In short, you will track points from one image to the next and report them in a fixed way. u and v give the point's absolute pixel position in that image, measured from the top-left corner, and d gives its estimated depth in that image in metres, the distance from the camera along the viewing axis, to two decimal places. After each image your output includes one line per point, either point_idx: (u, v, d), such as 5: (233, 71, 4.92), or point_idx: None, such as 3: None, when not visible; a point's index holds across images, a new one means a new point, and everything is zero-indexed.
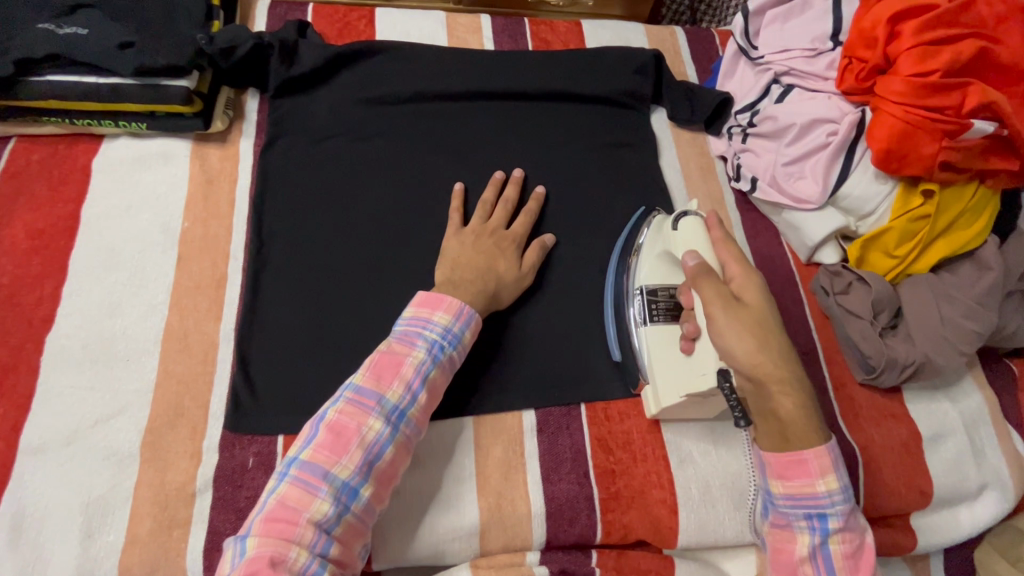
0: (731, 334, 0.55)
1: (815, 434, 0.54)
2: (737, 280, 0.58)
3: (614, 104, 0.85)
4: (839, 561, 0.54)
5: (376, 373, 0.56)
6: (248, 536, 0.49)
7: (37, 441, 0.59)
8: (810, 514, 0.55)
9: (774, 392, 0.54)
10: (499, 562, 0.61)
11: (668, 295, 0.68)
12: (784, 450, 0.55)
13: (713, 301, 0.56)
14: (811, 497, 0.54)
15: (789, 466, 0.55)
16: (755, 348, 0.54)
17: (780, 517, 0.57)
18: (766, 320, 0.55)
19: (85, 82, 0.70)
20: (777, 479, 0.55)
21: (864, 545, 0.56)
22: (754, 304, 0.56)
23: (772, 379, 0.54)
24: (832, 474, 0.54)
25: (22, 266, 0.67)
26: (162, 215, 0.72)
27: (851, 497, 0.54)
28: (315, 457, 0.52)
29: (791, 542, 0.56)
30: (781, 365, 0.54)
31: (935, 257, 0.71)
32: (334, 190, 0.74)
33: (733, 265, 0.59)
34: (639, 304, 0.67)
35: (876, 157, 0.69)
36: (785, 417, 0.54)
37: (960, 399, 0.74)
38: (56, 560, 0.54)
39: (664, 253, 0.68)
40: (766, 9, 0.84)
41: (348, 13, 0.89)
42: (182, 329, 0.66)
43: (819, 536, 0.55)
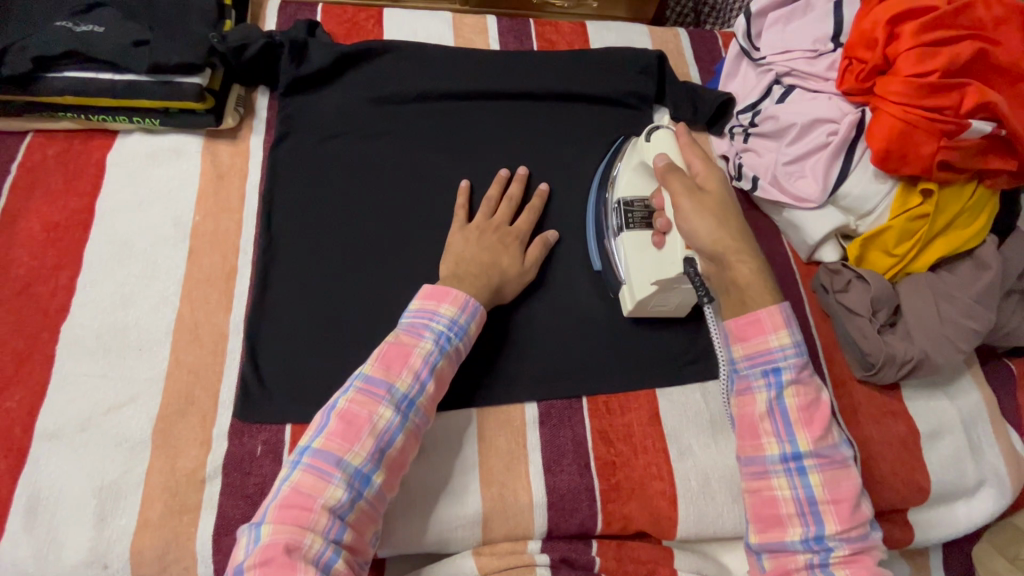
0: (692, 215, 0.60)
1: (769, 295, 0.58)
2: (700, 174, 0.63)
3: (617, 103, 0.86)
4: (795, 414, 0.55)
5: (385, 364, 0.57)
6: (263, 524, 0.50)
7: (52, 427, 0.60)
8: (765, 369, 0.57)
9: (731, 261, 0.59)
10: (501, 550, 0.62)
11: (644, 207, 0.72)
12: (742, 313, 0.58)
13: (678, 191, 0.62)
14: (765, 352, 0.56)
15: (747, 327, 0.57)
16: (713, 225, 0.59)
17: (740, 381, 0.58)
18: (725, 204, 0.61)
19: (101, 78, 0.72)
20: (736, 341, 0.58)
21: (820, 402, 0.56)
22: (715, 192, 0.62)
23: (728, 250, 0.59)
24: (785, 330, 0.56)
25: (37, 258, 0.68)
26: (173, 209, 0.73)
27: (803, 353, 0.56)
28: (327, 446, 0.53)
29: (752, 403, 0.57)
30: (738, 237, 0.59)
31: (933, 256, 0.72)
32: (342, 185, 0.76)
33: (696, 162, 0.64)
34: (616, 215, 0.72)
35: (876, 156, 0.70)
36: (742, 282, 0.58)
37: (959, 397, 0.74)
38: (69, 543, 0.56)
39: (639, 165, 0.73)
40: (768, 11, 0.85)
41: (357, 13, 0.91)
42: (193, 321, 0.67)
43: (775, 391, 0.56)
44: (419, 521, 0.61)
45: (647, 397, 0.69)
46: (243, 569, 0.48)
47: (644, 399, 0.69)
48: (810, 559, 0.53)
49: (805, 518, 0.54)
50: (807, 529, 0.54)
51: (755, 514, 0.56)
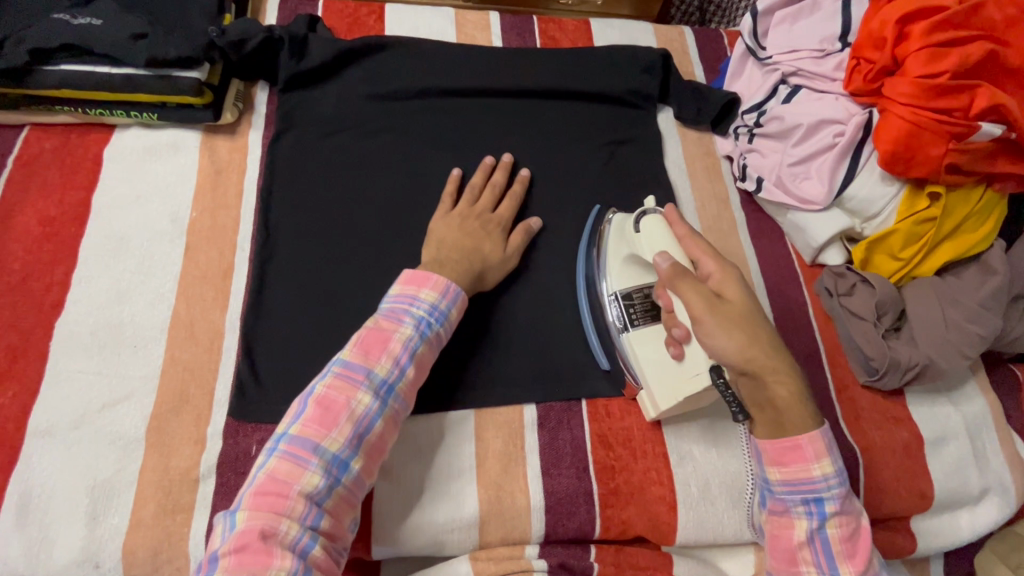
0: (721, 333, 0.55)
1: (809, 415, 0.55)
2: (716, 279, 0.58)
3: (621, 102, 0.85)
4: (837, 545, 0.55)
5: (364, 350, 0.57)
6: (238, 510, 0.49)
7: (45, 424, 0.60)
8: (806, 499, 0.55)
9: (770, 382, 0.54)
10: (498, 555, 0.62)
11: (643, 296, 0.68)
12: (781, 435, 0.55)
13: (697, 303, 0.56)
14: (807, 481, 0.55)
15: (786, 451, 0.55)
16: (745, 343, 0.54)
17: (777, 503, 0.57)
18: (750, 314, 0.56)
19: (99, 71, 0.71)
20: (774, 466, 0.56)
21: (861, 528, 0.56)
22: (736, 300, 0.57)
23: (765, 370, 0.54)
24: (827, 457, 0.55)
25: (32, 252, 0.68)
26: (171, 204, 0.73)
27: (846, 482, 0.55)
28: (304, 431, 0.52)
29: (791, 528, 0.56)
30: (772, 354, 0.55)
31: (940, 261, 0.71)
32: (342, 183, 0.75)
33: (707, 262, 0.59)
34: (616, 309, 0.67)
35: (883, 158, 0.69)
36: (782, 406, 0.55)
37: (963, 402, 0.73)
38: (62, 541, 0.55)
39: (631, 255, 0.68)
40: (775, 10, 0.84)
41: (359, 8, 0.90)
42: (189, 318, 0.67)
43: (817, 521, 0.55)
44: (415, 523, 0.61)
45: None
46: (217, 556, 0.47)
47: None
48: None
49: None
50: None
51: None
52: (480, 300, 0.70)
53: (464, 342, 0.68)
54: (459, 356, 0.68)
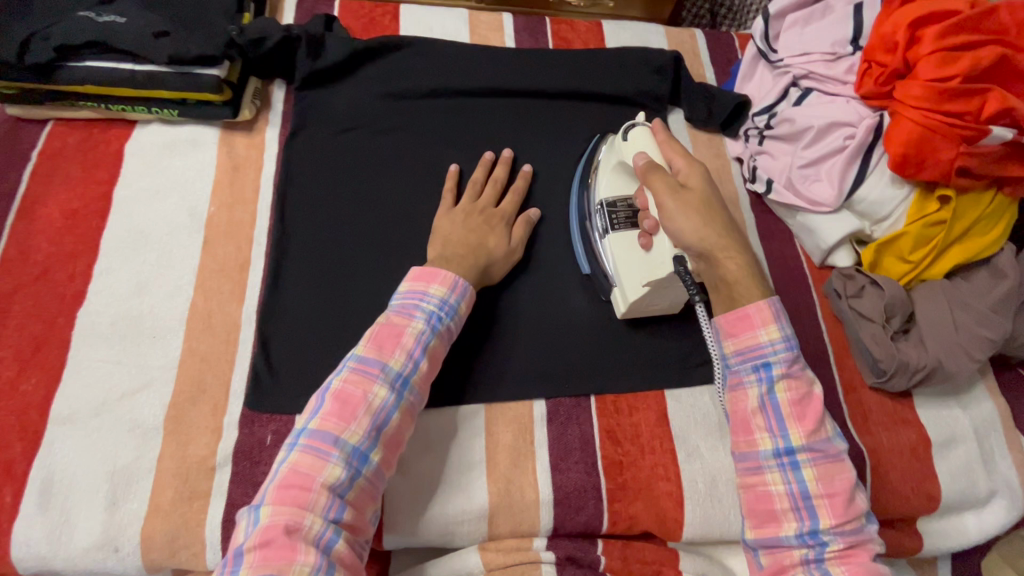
0: (677, 214, 0.60)
1: (759, 291, 0.58)
2: (682, 171, 0.63)
3: (631, 103, 0.86)
4: (787, 408, 0.55)
5: (378, 344, 0.58)
6: (263, 506, 0.50)
7: (67, 411, 0.61)
8: (756, 365, 0.56)
9: (719, 258, 0.59)
10: (507, 546, 0.62)
11: (627, 206, 0.71)
12: (732, 309, 0.58)
13: (661, 190, 0.61)
14: (755, 347, 0.56)
15: (737, 323, 0.57)
16: (699, 224, 0.59)
17: (732, 376, 0.58)
18: (709, 201, 0.61)
19: (121, 68, 0.73)
20: (726, 337, 0.58)
21: (813, 396, 0.56)
22: (697, 189, 0.61)
23: (715, 248, 0.59)
24: (774, 325, 0.56)
25: (55, 244, 0.69)
26: (189, 199, 0.74)
27: (794, 346, 0.56)
28: (324, 425, 0.53)
29: (744, 399, 0.57)
30: (724, 234, 0.59)
31: (950, 263, 0.71)
32: (356, 178, 0.76)
33: (677, 159, 0.63)
34: (600, 216, 0.71)
35: (893, 161, 0.69)
36: (731, 278, 0.58)
37: (971, 406, 0.74)
38: (82, 525, 0.57)
39: (618, 165, 0.72)
40: (786, 13, 0.84)
41: (374, 8, 0.92)
42: (206, 309, 0.68)
43: (766, 386, 0.56)
44: (425, 513, 0.62)
45: (655, 397, 0.69)
46: (242, 551, 0.48)
47: (652, 399, 0.69)
48: (805, 554, 0.52)
49: (799, 512, 0.53)
50: (802, 523, 0.53)
51: (750, 511, 0.55)
52: (491, 296, 0.71)
53: (475, 338, 0.69)
54: (470, 350, 0.69)
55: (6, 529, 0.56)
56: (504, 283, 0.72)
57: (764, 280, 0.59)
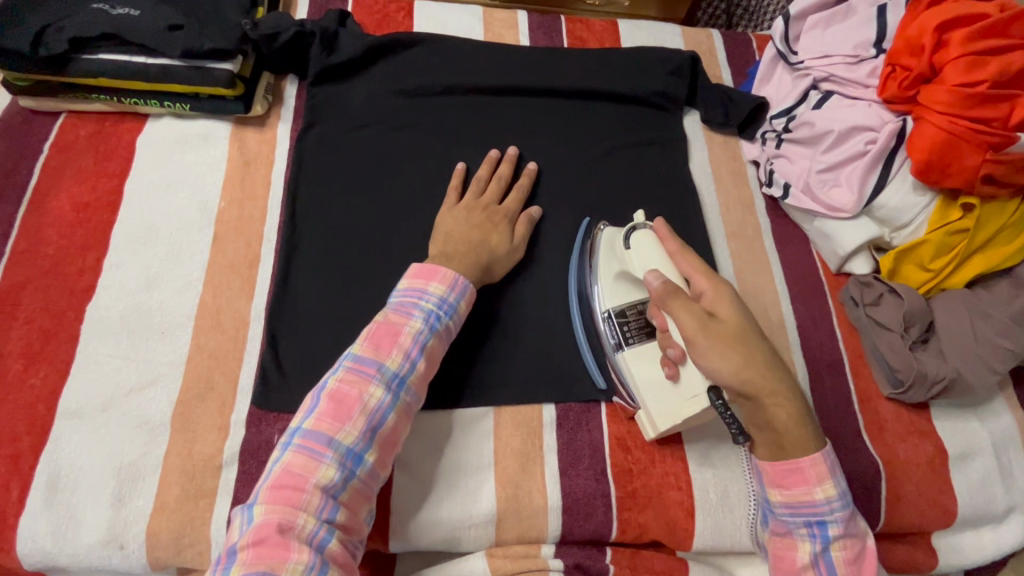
0: (714, 355, 0.54)
1: (811, 439, 0.54)
2: (708, 296, 0.57)
3: (647, 103, 0.85)
4: (841, 568, 0.54)
5: (375, 344, 0.57)
6: (256, 504, 0.49)
7: (74, 405, 0.61)
8: (809, 520, 0.54)
9: (768, 404, 0.54)
10: (514, 553, 0.62)
11: (637, 313, 0.67)
12: (781, 458, 0.55)
13: (690, 326, 0.55)
14: (810, 504, 0.54)
15: (787, 474, 0.54)
16: (740, 366, 0.54)
17: (779, 523, 0.56)
18: (744, 333, 0.55)
19: (134, 61, 0.72)
20: (775, 487, 0.55)
21: (864, 550, 0.55)
22: (729, 319, 0.56)
23: (762, 392, 0.54)
24: (829, 481, 0.54)
25: (66, 237, 0.69)
26: (200, 193, 0.74)
27: (849, 504, 0.54)
28: (318, 426, 0.53)
29: (793, 550, 0.55)
30: (768, 376, 0.54)
31: (971, 273, 0.70)
32: (367, 177, 0.75)
33: (699, 279, 0.58)
34: (610, 329, 0.66)
35: (916, 167, 0.68)
36: (780, 427, 0.54)
37: (990, 418, 0.72)
38: (88, 521, 0.57)
39: (621, 272, 0.67)
40: (808, 14, 0.82)
41: (388, 4, 0.91)
42: (215, 306, 0.67)
43: (820, 543, 0.54)
44: (433, 515, 0.61)
45: None
46: (236, 549, 0.47)
47: None
48: None
49: None
50: None
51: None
52: (502, 300, 0.70)
53: (485, 340, 0.68)
54: (479, 353, 0.68)
55: (13, 523, 0.56)
56: (516, 287, 0.71)
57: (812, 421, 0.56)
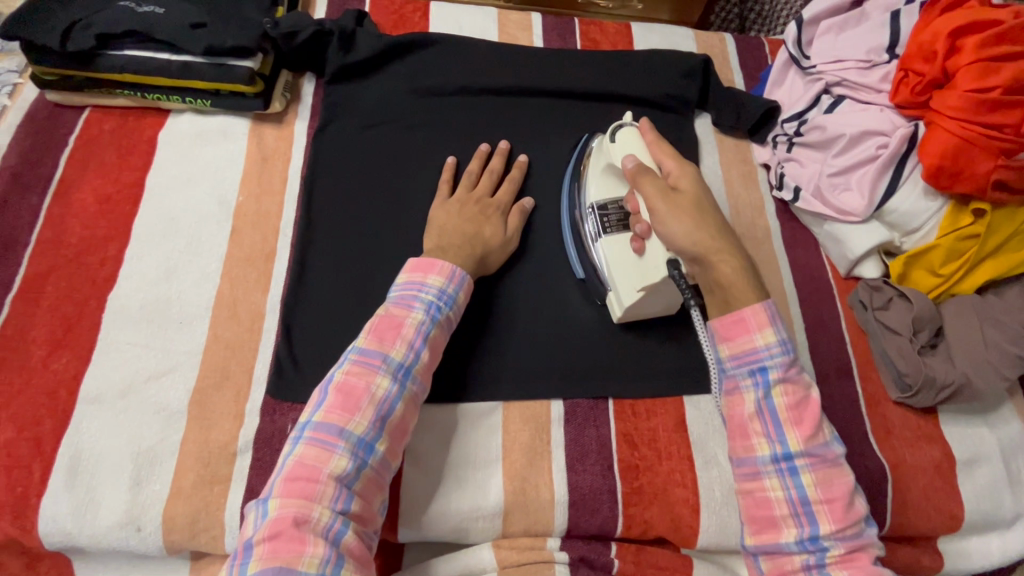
0: (668, 218, 0.58)
1: (754, 295, 0.55)
2: (673, 173, 0.60)
3: (659, 105, 0.85)
4: (784, 413, 0.53)
5: (378, 336, 0.58)
6: (271, 499, 0.50)
7: (95, 392, 0.63)
8: (751, 369, 0.54)
9: (713, 261, 0.56)
10: (520, 545, 0.63)
11: (618, 209, 0.71)
12: (727, 312, 0.55)
13: (651, 193, 0.59)
14: (750, 351, 0.54)
15: (731, 326, 0.54)
16: (690, 226, 0.57)
17: (728, 380, 0.55)
18: (701, 202, 0.58)
19: (158, 58, 0.74)
20: (721, 341, 0.55)
21: (810, 400, 0.53)
22: (689, 190, 0.59)
23: (709, 251, 0.56)
24: (769, 328, 0.54)
25: (89, 229, 0.71)
26: (219, 188, 0.75)
27: (791, 350, 0.53)
28: (328, 418, 0.54)
29: (740, 404, 0.54)
30: (718, 236, 0.57)
31: (981, 278, 0.70)
32: (381, 173, 0.77)
33: (667, 160, 0.61)
34: (592, 220, 0.71)
35: (927, 172, 0.68)
36: (726, 283, 0.55)
37: (999, 425, 0.72)
38: (107, 503, 0.58)
39: (607, 167, 0.71)
40: (821, 19, 0.83)
41: (404, 5, 0.92)
42: (232, 297, 0.69)
43: (763, 390, 0.53)
44: (441, 506, 0.62)
45: (674, 402, 0.69)
46: (252, 544, 0.49)
47: (671, 405, 0.68)
48: (807, 560, 0.50)
49: (799, 518, 0.51)
50: (801, 529, 0.51)
51: (749, 517, 0.54)
52: (512, 296, 0.72)
53: (495, 336, 0.70)
54: (489, 348, 0.69)
55: (34, 504, 0.58)
56: (526, 285, 0.73)
57: (761, 283, 0.56)
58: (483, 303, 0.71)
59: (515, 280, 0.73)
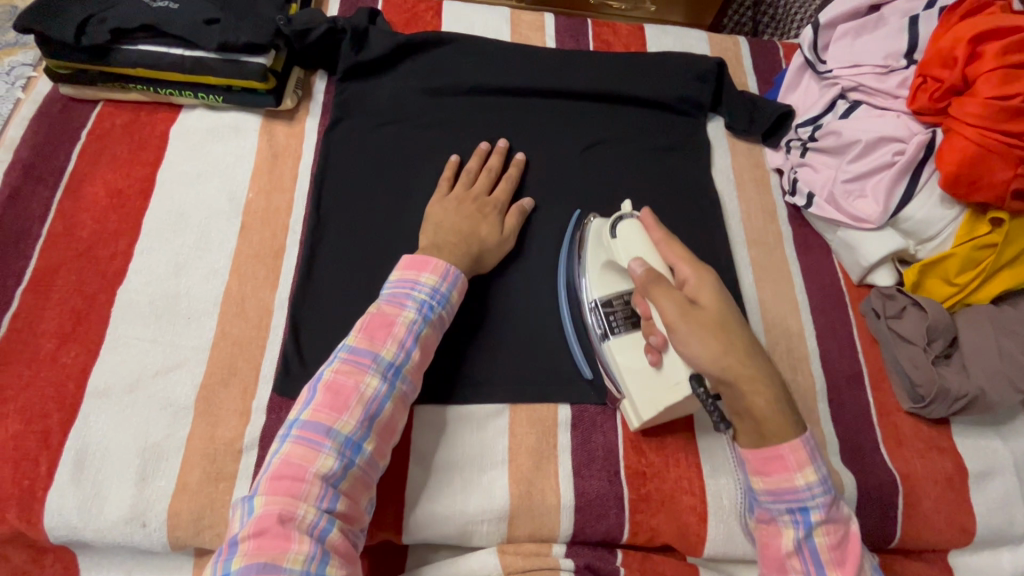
0: (694, 342, 0.54)
1: (792, 428, 0.53)
2: (690, 284, 0.58)
3: (672, 109, 0.85)
4: (826, 553, 0.52)
5: (369, 334, 0.58)
6: (257, 495, 0.50)
7: (103, 385, 0.63)
8: (791, 507, 0.53)
9: (747, 391, 0.53)
10: (525, 550, 0.62)
11: (624, 303, 0.66)
12: (762, 447, 0.53)
13: (670, 311, 0.55)
14: (790, 490, 0.52)
15: (767, 462, 0.53)
16: (719, 351, 0.54)
17: (765, 513, 0.54)
18: (726, 320, 0.55)
19: (171, 53, 0.75)
20: (756, 474, 0.54)
21: (851, 535, 0.53)
22: (711, 306, 0.56)
23: (741, 379, 0.53)
24: (809, 467, 0.52)
25: (99, 222, 0.71)
26: (229, 184, 0.75)
27: (832, 489, 0.52)
28: (316, 416, 0.53)
29: (778, 537, 0.54)
30: (749, 363, 0.54)
31: (997, 289, 0.69)
32: (391, 173, 0.77)
33: (683, 267, 0.59)
34: (595, 317, 0.66)
35: (944, 179, 0.67)
36: (760, 415, 0.53)
37: (1013, 437, 0.71)
38: (112, 498, 0.58)
39: (607, 262, 0.67)
40: (837, 23, 0.82)
41: (417, 4, 0.92)
42: (240, 294, 0.69)
43: (803, 529, 0.52)
44: (447, 510, 0.61)
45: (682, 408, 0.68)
46: (237, 540, 0.48)
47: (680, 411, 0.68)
48: None
49: None
50: None
51: None
52: (522, 301, 0.71)
53: (503, 339, 0.69)
54: (497, 350, 0.69)
55: (41, 497, 0.58)
56: (536, 289, 0.72)
57: (795, 412, 0.54)
58: (493, 306, 0.70)
59: (524, 284, 0.72)
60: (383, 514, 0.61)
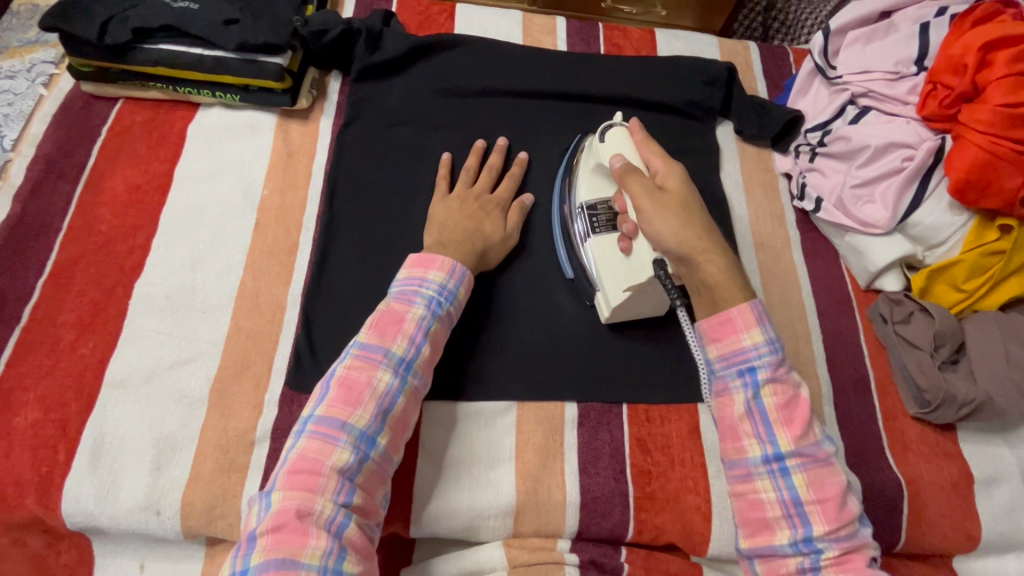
0: (656, 218, 0.57)
1: (742, 294, 0.54)
2: (660, 172, 0.60)
3: (681, 112, 0.85)
4: (773, 412, 0.51)
5: (380, 331, 0.59)
6: (274, 492, 0.51)
7: (120, 376, 0.64)
8: (740, 369, 0.53)
9: (700, 261, 0.55)
10: (531, 545, 0.63)
11: (608, 209, 0.70)
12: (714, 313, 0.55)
13: (638, 193, 0.59)
14: (739, 351, 0.53)
15: (719, 326, 0.54)
16: (677, 226, 0.56)
17: (718, 383, 0.54)
18: (687, 201, 0.58)
19: (191, 52, 0.76)
20: (710, 342, 0.55)
21: (800, 399, 0.52)
22: (675, 190, 0.59)
23: (695, 251, 0.56)
24: (757, 328, 0.53)
25: (118, 217, 0.73)
26: (244, 181, 0.76)
27: (779, 349, 0.52)
28: (330, 411, 0.54)
29: (729, 404, 0.53)
30: (704, 236, 0.56)
31: (1004, 296, 0.69)
32: (403, 172, 0.78)
33: (655, 160, 0.61)
34: (581, 220, 0.70)
35: (954, 186, 0.68)
36: (713, 283, 0.55)
37: (1019, 444, 0.71)
38: (128, 486, 0.59)
39: (596, 167, 0.70)
40: (848, 29, 0.82)
41: (431, 7, 0.94)
42: (255, 289, 0.70)
43: (751, 391, 0.52)
44: (455, 504, 0.62)
45: (688, 409, 0.69)
46: (255, 535, 0.49)
47: (685, 411, 0.68)
48: (801, 563, 0.49)
49: (792, 520, 0.50)
50: (795, 531, 0.50)
51: (743, 519, 0.53)
52: (531, 299, 0.72)
53: (511, 336, 0.70)
54: (505, 347, 0.69)
55: (59, 484, 0.59)
56: (544, 287, 0.73)
57: (748, 282, 0.56)
58: (502, 303, 0.71)
59: (535, 283, 0.73)
60: (392, 507, 0.62)
